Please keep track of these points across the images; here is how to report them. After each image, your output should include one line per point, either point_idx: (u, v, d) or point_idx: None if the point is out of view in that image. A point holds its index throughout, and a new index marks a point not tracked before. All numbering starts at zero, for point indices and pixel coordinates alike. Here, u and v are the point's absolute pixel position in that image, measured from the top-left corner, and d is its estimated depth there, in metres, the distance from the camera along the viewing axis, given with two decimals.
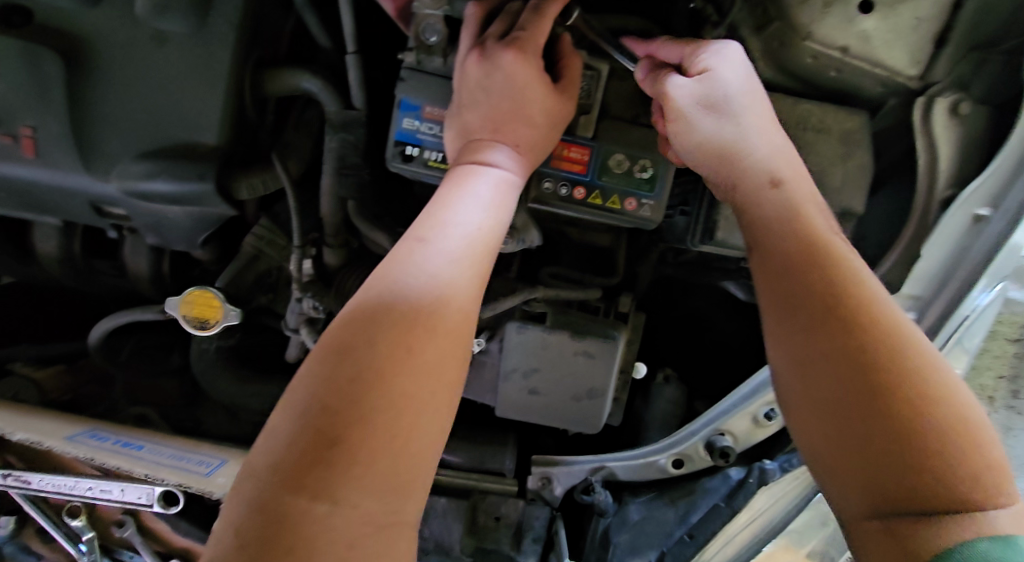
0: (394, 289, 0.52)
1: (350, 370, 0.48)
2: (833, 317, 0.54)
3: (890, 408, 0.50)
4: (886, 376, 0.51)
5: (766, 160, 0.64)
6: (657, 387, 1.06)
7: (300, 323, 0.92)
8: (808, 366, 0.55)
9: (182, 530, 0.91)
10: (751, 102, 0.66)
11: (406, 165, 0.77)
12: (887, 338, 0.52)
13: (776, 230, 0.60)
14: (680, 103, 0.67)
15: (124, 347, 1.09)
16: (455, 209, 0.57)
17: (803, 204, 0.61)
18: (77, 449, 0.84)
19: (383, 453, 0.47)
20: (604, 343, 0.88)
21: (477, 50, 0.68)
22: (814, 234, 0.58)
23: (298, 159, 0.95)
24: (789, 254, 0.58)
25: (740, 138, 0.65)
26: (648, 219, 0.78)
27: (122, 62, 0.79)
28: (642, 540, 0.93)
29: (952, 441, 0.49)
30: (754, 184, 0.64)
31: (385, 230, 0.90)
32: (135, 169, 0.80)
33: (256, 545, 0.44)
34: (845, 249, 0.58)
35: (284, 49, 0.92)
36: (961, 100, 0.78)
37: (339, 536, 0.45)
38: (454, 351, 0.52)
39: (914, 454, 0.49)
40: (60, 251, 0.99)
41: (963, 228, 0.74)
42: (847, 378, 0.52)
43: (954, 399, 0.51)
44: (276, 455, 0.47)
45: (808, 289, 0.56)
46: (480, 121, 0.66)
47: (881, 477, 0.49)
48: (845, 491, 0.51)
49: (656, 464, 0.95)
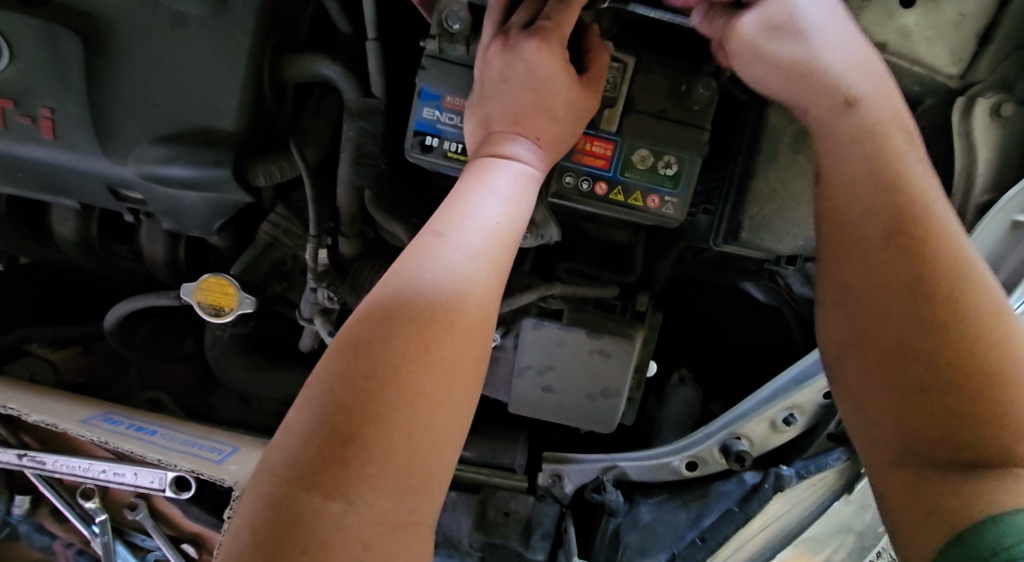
0: (412, 284, 0.50)
1: (364, 367, 0.47)
2: (904, 247, 0.52)
3: (948, 351, 0.49)
4: (954, 319, 0.50)
5: (845, 74, 0.58)
6: (672, 388, 1.05)
7: (314, 313, 0.91)
8: (875, 301, 0.53)
9: (193, 515, 0.89)
10: (819, 24, 0.60)
11: (425, 156, 0.75)
12: (957, 281, 0.51)
13: (858, 163, 0.56)
14: (750, 32, 0.60)
15: (140, 330, 1.08)
16: (473, 202, 0.56)
17: (882, 125, 0.57)
18: (93, 432, 0.83)
19: (400, 452, 0.46)
20: (620, 342, 0.87)
21: (500, 39, 0.66)
22: (896, 166, 0.55)
23: (316, 145, 0.93)
24: (866, 187, 0.55)
25: (813, 53, 0.59)
26: (670, 217, 0.77)
27: (140, 44, 0.78)
28: (652, 541, 0.92)
29: (1002, 392, 0.49)
30: (828, 105, 0.58)
31: (402, 222, 0.89)
32: (153, 154, 0.80)
33: (269, 542, 0.44)
34: (920, 178, 0.55)
35: (303, 36, 0.90)
36: (1004, 101, 0.74)
37: (356, 532, 0.45)
38: (473, 348, 0.51)
39: (975, 405, 0.48)
40: (77, 233, 0.98)
41: (1000, 234, 0.72)
42: (911, 312, 0.51)
43: (1011, 356, 0.50)
44: (290, 452, 0.46)
45: (881, 225, 0.54)
46: (501, 113, 0.64)
47: (921, 419, 0.50)
48: (879, 429, 0.52)
49: (669, 465, 0.93)
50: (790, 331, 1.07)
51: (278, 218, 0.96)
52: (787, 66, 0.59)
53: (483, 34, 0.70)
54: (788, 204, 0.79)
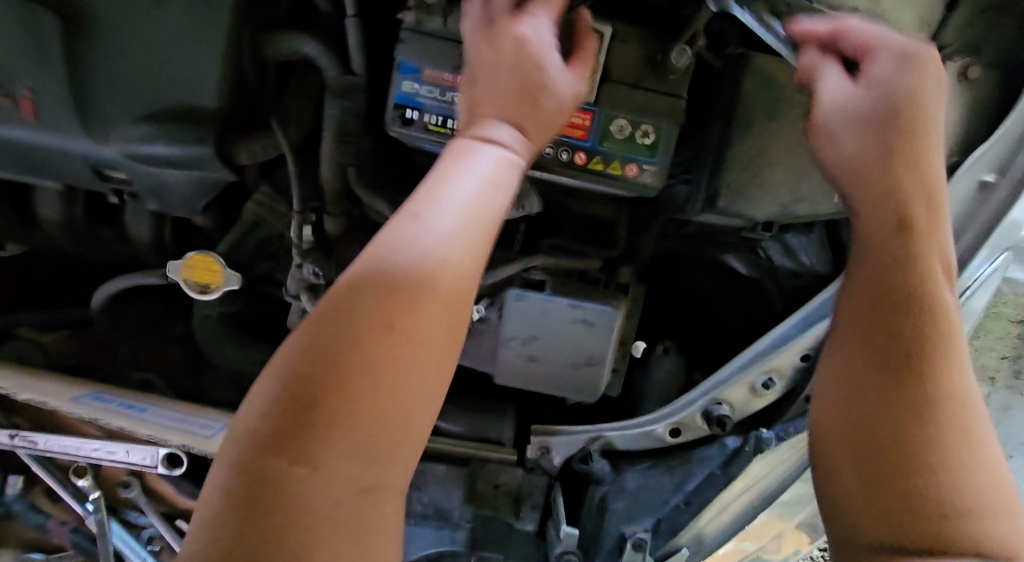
0: (381, 262, 0.51)
1: (329, 339, 0.48)
2: (898, 334, 0.54)
3: (922, 431, 0.51)
4: (949, 443, 0.50)
5: (900, 195, 0.59)
6: (655, 360, 1.08)
7: (300, 290, 0.92)
8: (870, 372, 0.55)
9: (186, 491, 0.92)
10: (916, 113, 0.61)
11: (405, 129, 0.76)
12: (949, 389, 0.52)
13: (875, 266, 0.57)
14: (834, 126, 0.63)
15: (127, 315, 1.09)
16: (452, 184, 0.55)
17: (921, 250, 0.57)
18: (83, 410, 0.85)
19: (362, 423, 0.47)
20: (602, 311, 0.88)
21: (487, 24, 0.66)
22: (916, 275, 0.56)
23: (297, 126, 0.94)
24: (876, 275, 0.57)
25: (881, 161, 0.60)
26: (648, 186, 0.78)
27: (118, 22, 0.77)
28: (638, 507, 0.95)
29: (966, 474, 0.50)
30: (880, 226, 0.59)
31: (387, 200, 0.92)
32: (135, 133, 0.81)
33: (235, 500, 0.45)
34: (950, 303, 0.55)
35: (283, 14, 0.90)
36: (970, 65, 0.76)
37: (319, 498, 0.45)
38: (440, 326, 0.51)
39: (939, 485, 0.49)
40: (62, 216, 0.99)
41: (971, 192, 0.74)
42: (896, 390, 0.53)
43: (982, 452, 0.51)
44: (257, 416, 0.47)
45: (890, 342, 0.54)
46: (490, 92, 0.63)
47: (892, 485, 0.51)
48: (851, 488, 0.53)
49: (653, 433, 0.95)
50: (770, 302, 1.08)
51: (264, 198, 0.96)
52: (861, 172, 0.61)
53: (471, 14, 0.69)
54: (764, 171, 0.81)
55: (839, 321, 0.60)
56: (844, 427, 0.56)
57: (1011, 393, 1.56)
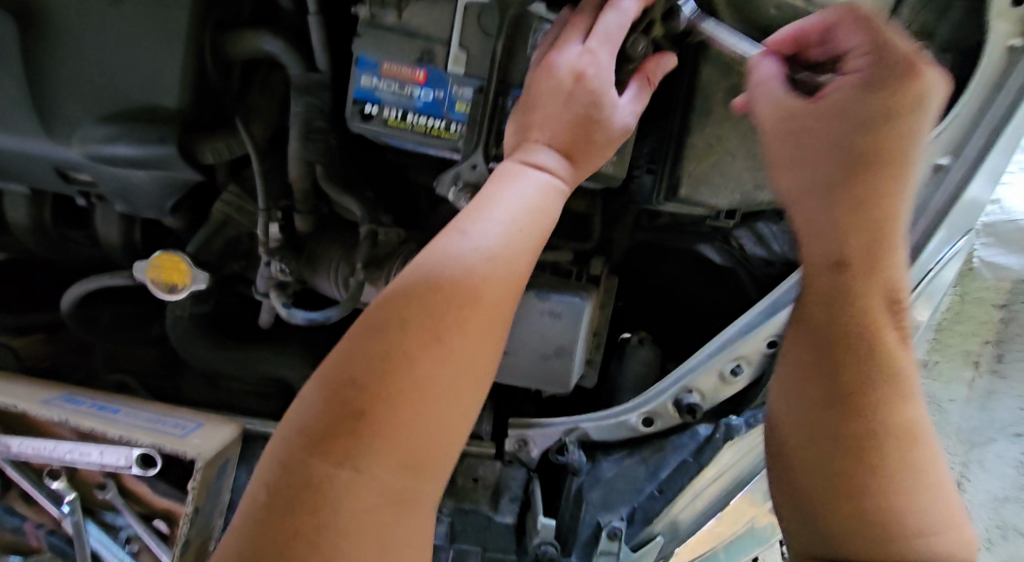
0: (428, 275, 0.55)
1: (379, 349, 0.52)
2: (851, 368, 0.68)
3: (866, 452, 0.66)
4: (892, 462, 0.65)
5: (841, 235, 0.69)
6: (631, 349, 1.06)
7: (269, 288, 0.93)
8: (817, 393, 0.70)
9: (161, 491, 0.90)
10: (891, 111, 0.66)
11: (365, 124, 0.76)
12: (895, 421, 0.66)
13: (836, 308, 0.70)
14: (794, 151, 0.71)
15: (102, 317, 1.08)
16: (494, 206, 0.59)
17: (862, 294, 0.69)
18: (52, 412, 0.85)
19: (402, 433, 0.50)
20: (571, 303, 0.89)
21: (547, 55, 0.69)
22: (871, 322, 0.69)
23: (263, 123, 0.95)
24: (836, 312, 0.70)
25: (852, 172, 0.68)
26: (611, 176, 0.79)
27: (77, 24, 0.77)
28: (613, 496, 0.95)
29: (903, 488, 0.64)
30: (823, 258, 0.71)
31: (355, 197, 0.93)
32: (96, 134, 0.80)
33: (281, 500, 0.49)
34: (894, 342, 0.69)
35: (246, 12, 0.90)
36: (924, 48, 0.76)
37: (356, 506, 0.49)
38: (479, 343, 0.55)
39: (876, 497, 0.64)
40: (30, 219, 0.98)
41: (924, 177, 0.76)
42: (840, 408, 0.68)
43: (919, 468, 0.66)
44: (307, 420, 0.51)
45: (838, 379, 0.68)
46: (542, 125, 0.67)
47: (833, 485, 0.66)
48: (802, 487, 0.69)
49: (626, 423, 0.96)
50: (745, 291, 1.09)
51: (231, 197, 0.96)
52: (818, 215, 0.71)
53: (539, 52, 0.73)
54: (724, 156, 0.82)
55: (789, 345, 0.75)
56: (804, 450, 0.70)
57: (995, 378, 1.55)
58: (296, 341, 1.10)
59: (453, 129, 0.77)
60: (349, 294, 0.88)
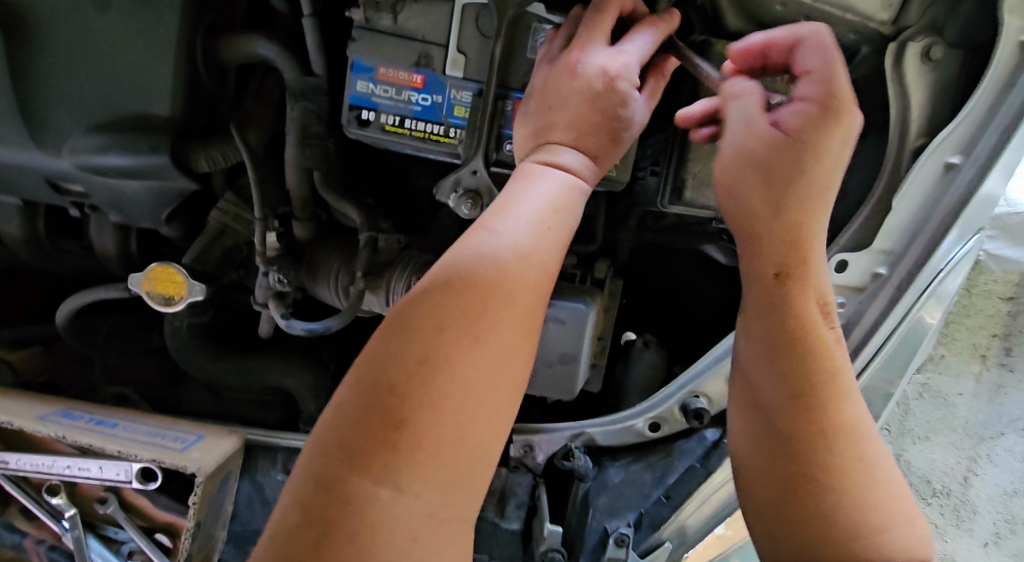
0: (463, 276, 0.53)
1: (417, 352, 0.50)
2: (794, 386, 0.62)
3: (823, 478, 0.60)
4: (839, 475, 0.60)
5: (773, 249, 0.64)
6: (636, 352, 1.04)
7: (267, 298, 0.91)
8: (769, 418, 0.64)
9: (163, 505, 0.88)
10: (833, 129, 0.61)
11: (362, 131, 0.75)
12: (845, 435, 0.61)
13: (768, 322, 0.64)
14: (733, 167, 0.65)
15: (101, 328, 1.07)
16: (524, 204, 0.58)
17: (800, 304, 0.63)
18: (49, 428, 0.84)
19: (446, 441, 0.49)
20: (574, 309, 0.87)
21: (571, 54, 0.68)
22: (809, 330, 0.63)
23: (258, 128, 0.92)
24: (773, 325, 0.63)
25: (792, 190, 0.63)
26: (615, 180, 0.78)
27: (63, 32, 0.76)
28: (620, 502, 0.92)
29: (863, 512, 0.59)
30: (758, 274, 0.65)
31: (353, 203, 0.91)
32: (87, 144, 0.78)
33: (320, 521, 0.46)
34: (829, 341, 0.63)
35: (239, 16, 0.89)
36: (934, 44, 0.74)
37: (399, 521, 0.47)
38: (517, 345, 0.54)
39: (840, 530, 0.58)
40: (23, 231, 0.96)
41: (934, 176, 0.74)
42: (790, 431, 0.62)
43: (876, 487, 0.60)
44: (341, 433, 0.48)
45: (785, 400, 0.62)
46: (565, 124, 0.65)
47: (795, 522, 0.60)
48: (766, 527, 0.63)
49: (634, 428, 0.94)
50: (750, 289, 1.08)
51: (228, 204, 0.95)
52: (758, 216, 0.64)
53: (548, 50, 0.71)
54: None
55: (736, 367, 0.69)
56: (758, 468, 0.64)
57: (1003, 371, 1.53)
58: (295, 351, 1.09)
59: (452, 135, 0.76)
60: (350, 302, 0.87)
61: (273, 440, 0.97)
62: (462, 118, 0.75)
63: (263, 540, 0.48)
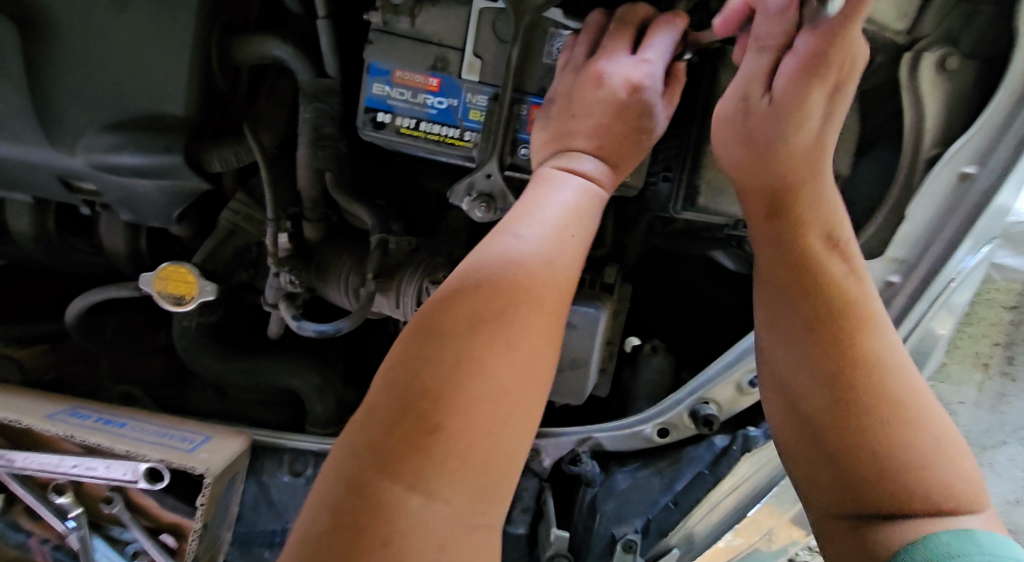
0: (492, 279, 0.54)
1: (450, 355, 0.50)
2: (822, 327, 0.67)
3: (863, 415, 0.63)
4: (865, 398, 0.64)
5: (770, 193, 0.71)
6: (644, 357, 1.03)
7: (278, 298, 0.91)
8: (801, 370, 0.68)
9: (169, 505, 0.87)
10: (815, 84, 0.65)
11: (378, 133, 0.76)
12: (877, 366, 0.65)
13: (789, 268, 0.70)
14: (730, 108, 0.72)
15: (108, 327, 1.07)
16: (548, 210, 0.59)
17: (812, 238, 0.69)
18: (58, 427, 0.84)
19: (478, 447, 0.49)
20: (587, 313, 0.87)
21: (596, 63, 0.69)
22: (823, 270, 0.68)
23: (272, 129, 0.91)
24: (792, 273, 0.70)
25: (773, 139, 0.69)
26: (629, 186, 0.79)
27: (80, 32, 0.76)
28: (627, 508, 0.92)
29: (910, 443, 0.62)
30: (759, 209, 0.73)
31: (363, 204, 0.90)
32: (102, 143, 0.79)
33: (349, 530, 0.46)
34: (841, 275, 0.68)
35: (253, 17, 0.89)
36: (950, 55, 0.75)
37: (430, 530, 0.47)
38: (544, 352, 0.54)
39: (888, 463, 0.62)
40: (34, 229, 0.97)
41: (949, 186, 0.75)
42: (825, 373, 0.66)
43: (921, 416, 0.63)
44: (372, 439, 0.48)
45: (815, 346, 0.67)
46: (586, 133, 0.66)
47: (846, 457, 0.64)
48: (821, 474, 0.66)
49: (641, 434, 0.93)
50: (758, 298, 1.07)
51: (239, 205, 0.95)
52: (751, 167, 0.72)
53: (571, 57, 0.72)
54: None
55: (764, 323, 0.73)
56: (802, 420, 0.68)
57: (1006, 381, 1.53)
58: (302, 352, 1.10)
59: (467, 138, 0.76)
60: (361, 304, 0.87)
61: (279, 440, 0.97)
62: (477, 121, 0.76)
63: (287, 547, 0.48)
